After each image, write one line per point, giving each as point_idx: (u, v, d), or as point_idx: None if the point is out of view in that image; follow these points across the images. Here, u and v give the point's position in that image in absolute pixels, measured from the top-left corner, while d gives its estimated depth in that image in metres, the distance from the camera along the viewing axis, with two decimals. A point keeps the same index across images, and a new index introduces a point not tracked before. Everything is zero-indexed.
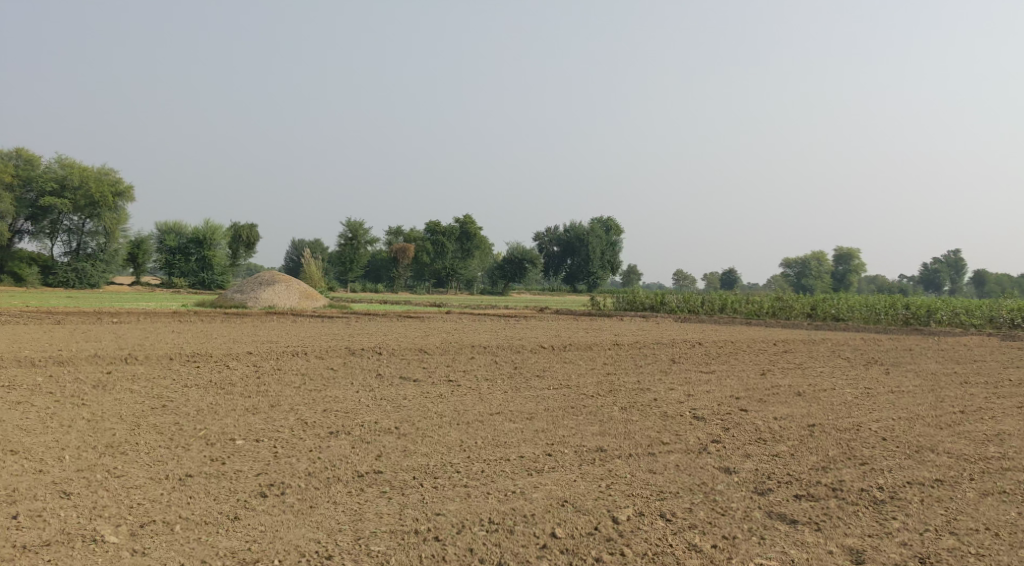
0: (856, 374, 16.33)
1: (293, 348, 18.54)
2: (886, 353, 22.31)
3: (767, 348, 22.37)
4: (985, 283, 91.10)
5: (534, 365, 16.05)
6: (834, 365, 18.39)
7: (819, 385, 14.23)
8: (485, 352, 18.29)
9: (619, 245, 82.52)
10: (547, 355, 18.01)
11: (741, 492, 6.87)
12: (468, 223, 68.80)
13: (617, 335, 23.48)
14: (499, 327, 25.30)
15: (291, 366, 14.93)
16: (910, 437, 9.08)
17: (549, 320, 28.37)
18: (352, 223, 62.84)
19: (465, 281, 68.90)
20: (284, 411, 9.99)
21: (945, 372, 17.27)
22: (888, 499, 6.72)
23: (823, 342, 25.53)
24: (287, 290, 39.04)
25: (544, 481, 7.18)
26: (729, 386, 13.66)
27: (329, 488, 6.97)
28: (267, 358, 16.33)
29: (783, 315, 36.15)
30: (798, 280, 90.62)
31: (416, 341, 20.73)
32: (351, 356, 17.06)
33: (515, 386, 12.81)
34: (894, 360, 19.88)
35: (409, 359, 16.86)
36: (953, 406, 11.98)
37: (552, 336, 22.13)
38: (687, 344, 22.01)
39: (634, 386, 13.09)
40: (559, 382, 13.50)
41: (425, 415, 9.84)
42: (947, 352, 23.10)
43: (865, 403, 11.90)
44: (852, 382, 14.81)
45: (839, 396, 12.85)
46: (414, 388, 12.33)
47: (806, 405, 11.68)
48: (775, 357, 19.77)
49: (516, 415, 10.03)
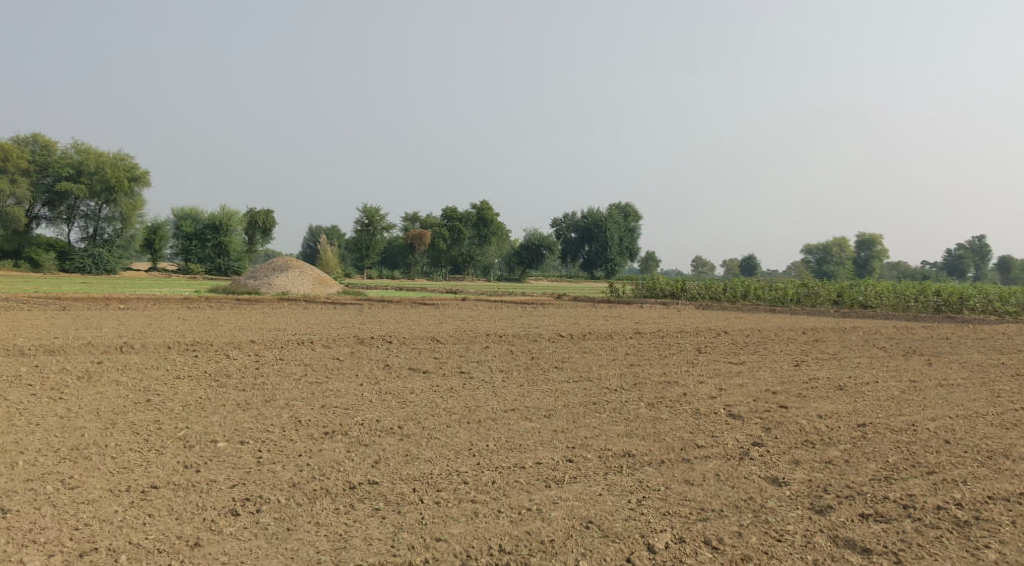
0: (897, 365, 15.30)
1: (299, 336, 17.67)
2: (921, 342, 21.17)
3: (796, 337, 21.30)
4: (1011, 269, 89.14)
5: (552, 355, 15.12)
6: (870, 355, 17.33)
7: (859, 378, 13.21)
8: (501, 341, 17.38)
9: (637, 231, 81.31)
10: (565, 344, 17.08)
11: (797, 511, 5.96)
12: (485, 209, 67.81)
13: (639, 323, 22.49)
14: (516, 314, 24.38)
15: (295, 356, 14.05)
16: (977, 439, 8.10)
17: (568, 307, 27.41)
18: (368, 209, 61.89)
19: (482, 267, 68.06)
20: (277, 406, 9.10)
21: (989, 363, 16.17)
22: (973, 521, 5.82)
23: (854, 331, 24.40)
24: (300, 276, 38.28)
25: (566, 495, 6.26)
26: (763, 379, 12.65)
27: (314, 504, 6.09)
28: (272, 347, 15.48)
29: (809, 302, 34.97)
30: (820, 267, 89.03)
31: (428, 329, 19.86)
32: (359, 346, 16.18)
33: (531, 379, 11.85)
34: (933, 351, 18.79)
35: (421, 348, 15.97)
36: (1012, 402, 10.96)
37: (571, 323, 21.19)
38: (712, 333, 20.99)
39: (659, 380, 12.11)
40: (579, 374, 12.55)
41: (432, 412, 8.92)
42: (986, 342, 21.94)
43: (914, 400, 10.89)
44: (893, 375, 13.75)
45: (884, 389, 11.85)
46: (423, 381, 11.41)
47: (851, 400, 10.68)
48: (806, 347, 18.70)
49: (532, 413, 9.08)
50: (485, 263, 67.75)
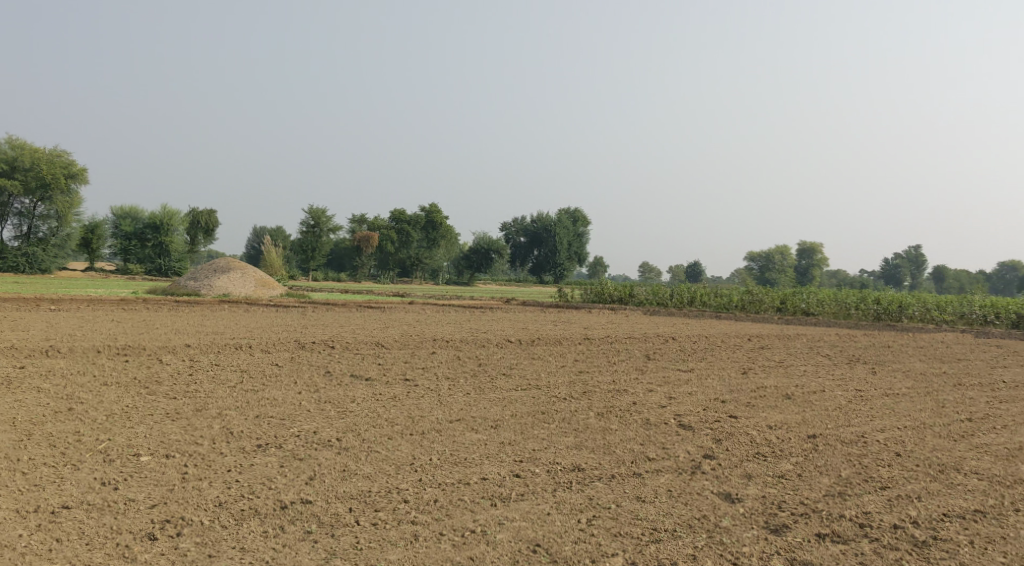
0: (843, 374, 15.34)
1: (237, 341, 17.07)
2: (864, 350, 21.40)
3: (743, 343, 21.34)
4: (946, 278, 91.65)
5: (500, 362, 14.82)
6: (816, 363, 17.40)
7: (807, 386, 13.17)
8: (447, 346, 17.03)
9: (585, 237, 81.55)
10: (513, 350, 16.80)
11: (752, 531, 5.78)
12: (434, 212, 67.29)
13: (587, 328, 22.34)
14: (463, 318, 24.05)
15: (232, 362, 13.52)
16: (927, 451, 8.03)
17: (516, 312, 27.17)
18: (315, 211, 60.89)
19: (430, 271, 67.48)
20: (209, 416, 8.64)
21: (932, 372, 16.34)
22: (931, 541, 5.71)
23: (798, 338, 24.59)
24: (243, 278, 37.38)
25: (512, 514, 5.99)
26: (712, 388, 12.52)
27: (240, 527, 5.78)
28: (209, 352, 14.90)
29: (753, 309, 35.29)
30: (762, 273, 90.41)
31: (373, 333, 19.40)
32: (301, 351, 15.68)
33: (478, 387, 11.54)
34: (876, 359, 18.97)
35: (365, 354, 15.54)
36: (958, 412, 10.98)
37: (519, 329, 20.93)
38: (660, 339, 20.93)
39: (609, 388, 11.89)
40: (527, 382, 12.26)
41: (373, 422, 8.55)
42: (927, 350, 22.30)
43: (862, 409, 10.85)
44: (840, 384, 13.76)
45: (832, 399, 11.80)
46: (365, 389, 11.01)
47: (800, 410, 10.58)
48: (753, 354, 18.72)
49: (479, 424, 8.76)
50: (433, 266, 67.18)
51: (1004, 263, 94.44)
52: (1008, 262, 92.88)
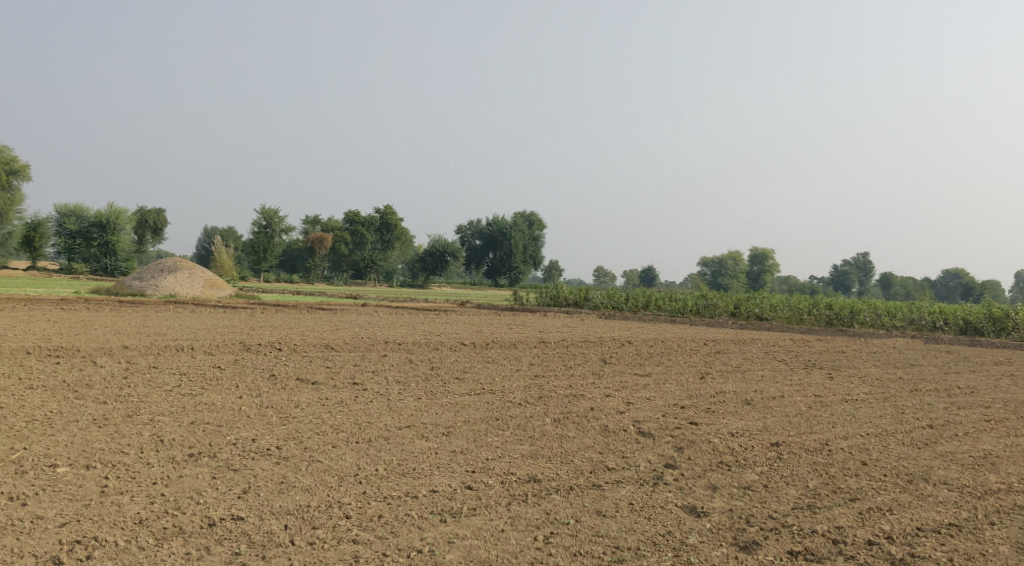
0: (800, 379, 15.19)
1: (179, 343, 16.37)
2: (818, 355, 21.40)
3: (699, 348, 21.19)
4: (892, 285, 93.51)
5: (453, 365, 14.37)
6: (773, 368, 17.27)
7: (766, 392, 12.96)
8: (399, 349, 16.53)
9: (541, 240, 81.42)
10: (467, 353, 16.38)
11: (720, 549, 5.48)
12: (389, 214, 66.51)
13: (543, 332, 22.01)
14: (416, 321, 23.55)
15: (171, 364, 12.87)
16: (894, 460, 7.78)
17: (470, 315, 26.76)
18: (267, 210, 59.73)
19: (385, 273, 66.66)
20: (139, 422, 8.06)
21: (887, 378, 16.30)
22: (908, 559, 5.45)
23: (753, 343, 24.56)
24: (190, 278, 36.36)
25: (463, 531, 5.62)
26: (671, 393, 12.22)
27: (158, 548, 5.36)
28: (147, 354, 14.21)
29: (707, 313, 35.34)
30: (715, 278, 91.22)
31: (322, 335, 18.82)
32: (245, 353, 15.07)
33: (430, 391, 11.08)
34: (832, 364, 18.93)
35: (312, 356, 14.98)
36: (918, 419, 10.83)
37: (474, 332, 20.51)
38: (616, 343, 20.66)
39: (565, 392, 11.52)
40: (481, 386, 11.83)
41: (317, 429, 8.05)
42: (879, 355, 22.40)
43: (823, 416, 10.63)
44: (798, 389, 13.57)
45: (791, 405, 11.57)
46: (310, 393, 10.47)
47: (761, 417, 10.31)
48: (709, 359, 18.55)
49: (429, 431, 8.30)
50: (388, 268, 66.36)
51: (948, 270, 96.71)
52: (951, 269, 95.12)
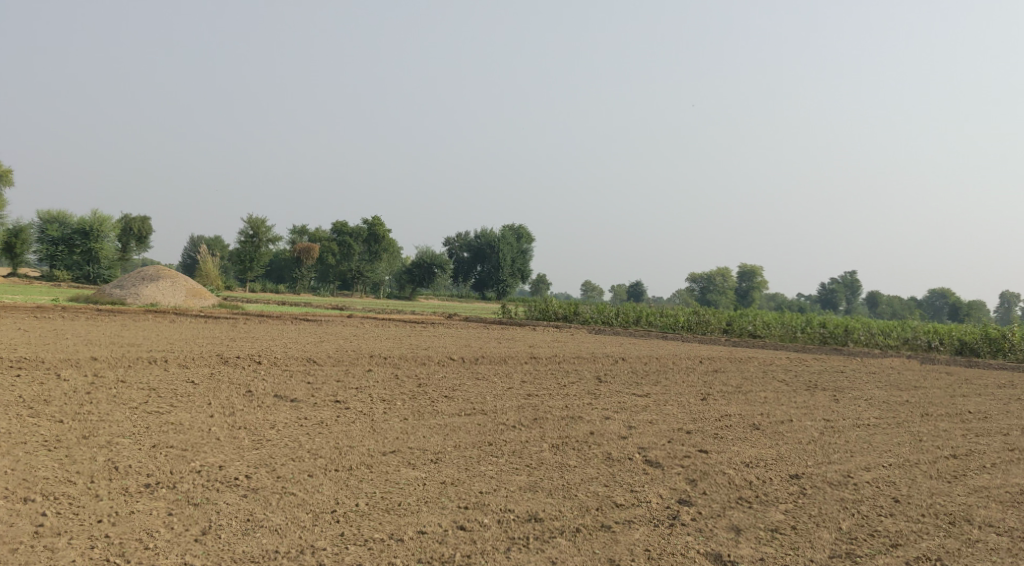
0: (804, 401, 14.49)
1: (152, 354, 15.57)
2: (817, 375, 20.71)
3: (695, 366, 20.47)
4: (879, 304, 93.32)
5: (441, 382, 13.59)
6: (774, 388, 16.61)
7: (772, 415, 12.24)
8: (384, 364, 15.79)
9: (530, 254, 80.72)
10: (455, 369, 15.66)
11: None
12: (377, 225, 65.67)
13: (533, 347, 21.31)
14: (403, 334, 22.81)
15: (141, 378, 12.04)
16: (926, 496, 7.15)
17: (459, 328, 26.04)
18: (254, 220, 58.73)
19: (372, 284, 65.77)
20: (94, 445, 7.26)
21: (893, 401, 15.61)
22: None
23: (750, 361, 23.88)
24: (172, 287, 35.43)
25: None
26: (673, 416, 11.49)
27: None
28: (116, 366, 13.39)
29: (699, 329, 34.67)
30: (703, 294, 90.71)
31: (305, 348, 18.04)
32: (222, 366, 14.30)
33: (418, 412, 10.30)
34: (834, 386, 18.23)
35: (292, 371, 14.22)
36: (939, 447, 10.15)
37: (462, 346, 19.80)
38: (610, 360, 19.97)
39: (562, 414, 10.77)
40: (472, 406, 11.05)
41: (292, 455, 7.27)
42: (879, 376, 21.80)
43: (838, 444, 9.92)
44: (805, 413, 12.85)
45: (802, 431, 10.86)
46: (287, 413, 9.68)
47: (772, 444, 9.60)
48: (708, 379, 17.80)
49: (416, 457, 7.55)
50: (375, 280, 65.48)
51: (933, 290, 96.69)
52: (937, 288, 95.07)
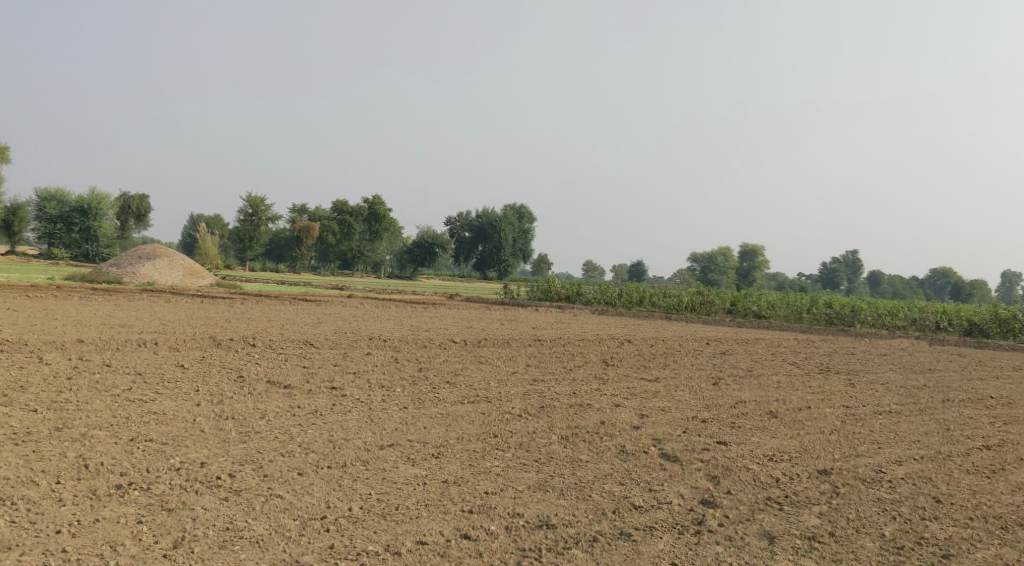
0: (820, 386, 13.91)
1: (143, 336, 15.03)
2: (827, 357, 20.14)
3: (702, 348, 19.89)
4: (880, 284, 92.80)
5: (442, 367, 13.02)
6: (786, 372, 16.04)
7: (789, 402, 11.67)
8: (383, 347, 15.23)
9: (531, 233, 80.02)
10: (457, 352, 15.10)
11: None
12: (377, 204, 64.95)
13: (537, 328, 20.72)
14: (403, 314, 22.25)
15: (128, 363, 11.46)
16: (970, 495, 6.60)
17: (461, 309, 25.47)
18: (253, 198, 58.03)
19: (372, 263, 65.20)
20: (67, 438, 6.72)
21: (910, 385, 15.03)
22: None
23: (758, 343, 23.33)
24: (169, 266, 34.85)
25: None
26: (687, 403, 10.92)
27: None
28: (103, 349, 12.82)
29: (704, 310, 34.11)
30: (704, 274, 90.18)
31: (302, 330, 17.49)
32: (215, 349, 13.76)
33: (418, 400, 9.74)
34: (847, 369, 17.66)
35: (288, 354, 13.65)
36: (969, 437, 9.57)
37: (464, 327, 19.24)
38: (615, 343, 19.40)
39: (570, 402, 10.20)
40: (475, 393, 10.49)
41: (281, 449, 6.73)
42: (891, 359, 21.23)
43: (863, 434, 9.34)
44: (823, 399, 12.26)
45: (823, 419, 10.28)
46: (279, 401, 9.11)
47: (795, 435, 9.03)
48: (718, 362, 17.24)
49: (416, 452, 6.99)
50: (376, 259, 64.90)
51: (934, 269, 96.14)
52: (939, 267, 94.48)
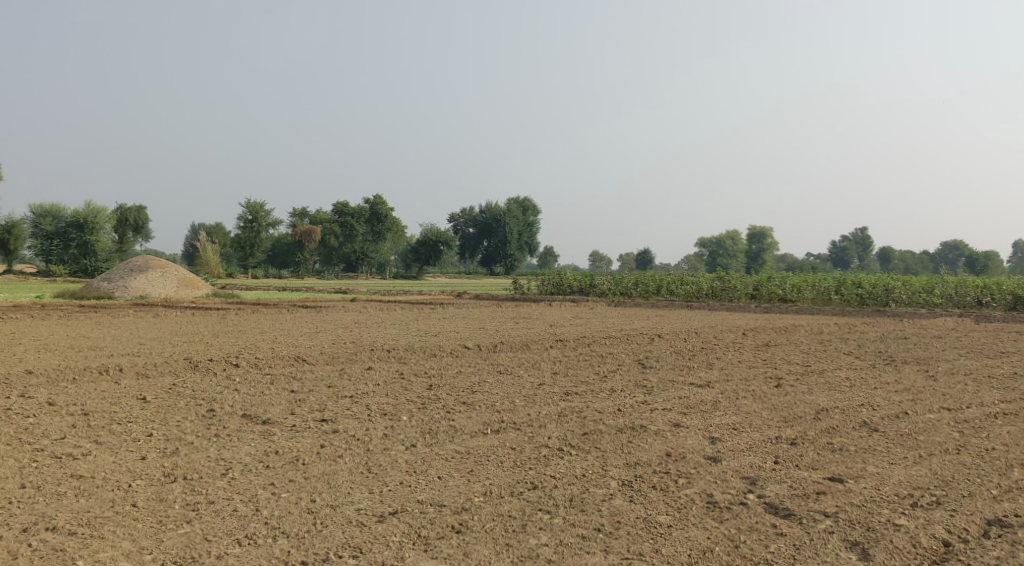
0: (899, 383, 11.82)
1: (113, 360, 13.08)
2: (882, 344, 17.99)
3: (742, 341, 17.81)
4: (893, 261, 90.51)
5: (456, 382, 10.97)
6: (848, 366, 14.00)
7: (880, 408, 9.57)
8: (385, 358, 13.28)
9: (536, 226, 78.04)
10: (470, 360, 13.12)
11: None
12: (379, 204, 63.22)
13: (555, 326, 18.73)
14: (408, 318, 20.26)
15: (80, 401, 9.42)
16: None
17: (469, 308, 23.60)
18: (253, 204, 56.02)
19: (377, 264, 63.50)
20: None
21: (998, 375, 12.93)
22: None
23: (797, 330, 21.24)
24: (162, 277, 32.86)
25: None
26: (759, 416, 8.84)
27: None
28: (56, 382, 10.82)
29: (726, 297, 31.98)
30: (714, 259, 87.93)
31: (297, 343, 15.55)
32: (189, 373, 11.79)
33: (430, 433, 7.70)
34: (911, 357, 15.58)
35: (276, 376, 11.64)
36: None
37: (477, 330, 17.26)
38: (645, 338, 17.40)
39: (618, 425, 8.16)
40: (497, 418, 8.47)
41: (242, 539, 4.90)
42: (946, 341, 19.17)
43: (1003, 453, 7.26)
44: (917, 400, 10.20)
45: (936, 431, 8.22)
46: (252, 447, 7.09)
47: (921, 459, 6.99)
48: (765, 356, 15.23)
49: (430, 526, 5.09)
50: (380, 260, 63.15)
51: (948, 243, 93.72)
52: (950, 241, 91.94)
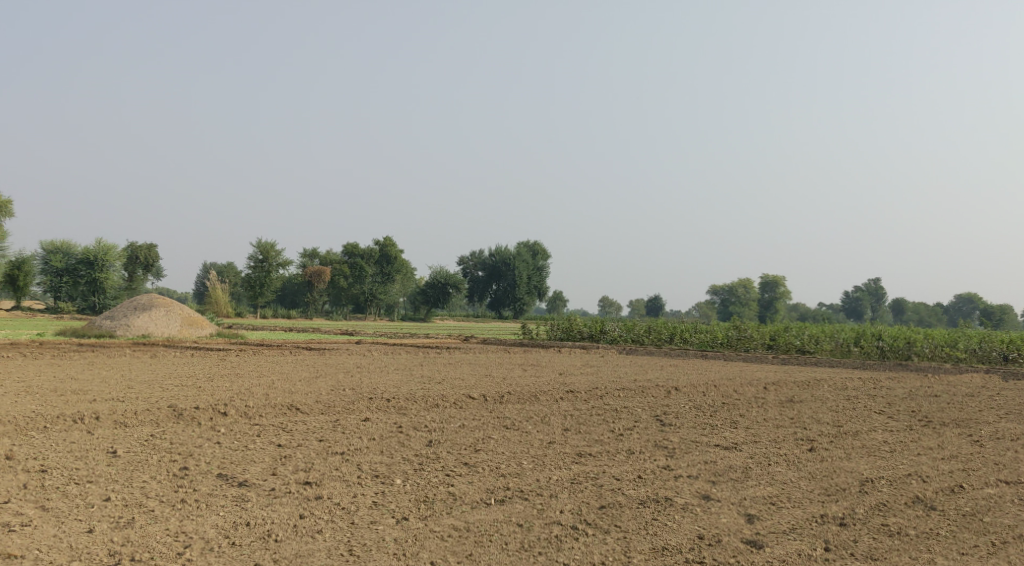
0: (943, 450, 10.72)
1: (95, 406, 12.21)
2: (913, 401, 16.88)
3: (765, 396, 16.74)
4: (906, 312, 89.01)
5: (457, 438, 9.99)
6: (882, 427, 12.92)
7: (932, 480, 8.53)
8: (383, 408, 12.31)
9: (546, 270, 77.22)
10: (474, 412, 12.13)
11: None
12: (389, 246, 62.90)
13: (565, 375, 17.74)
14: (412, 363, 19.32)
15: (45, 454, 8.48)
16: None
17: (477, 353, 22.66)
18: (263, 244, 55.52)
19: (386, 306, 62.73)
20: None
21: None
22: None
23: (820, 384, 20.18)
24: (166, 316, 32.09)
25: None
26: (798, 488, 7.83)
27: None
28: (23, 431, 9.92)
29: (741, 346, 30.85)
30: (726, 307, 86.74)
31: (293, 389, 14.63)
32: (170, 422, 10.85)
33: (425, 502, 6.73)
34: (949, 418, 14.49)
35: (262, 427, 10.68)
36: None
37: (483, 378, 16.29)
38: (662, 391, 16.35)
39: (639, 496, 7.17)
40: (503, 484, 7.47)
41: None
42: (980, 398, 18.08)
43: None
44: (972, 471, 9.12)
45: (1004, 512, 7.19)
46: (219, 517, 6.15)
47: (996, 550, 5.99)
48: (792, 414, 14.16)
49: None
50: (389, 302, 62.37)
51: (963, 295, 92.29)
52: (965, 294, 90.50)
